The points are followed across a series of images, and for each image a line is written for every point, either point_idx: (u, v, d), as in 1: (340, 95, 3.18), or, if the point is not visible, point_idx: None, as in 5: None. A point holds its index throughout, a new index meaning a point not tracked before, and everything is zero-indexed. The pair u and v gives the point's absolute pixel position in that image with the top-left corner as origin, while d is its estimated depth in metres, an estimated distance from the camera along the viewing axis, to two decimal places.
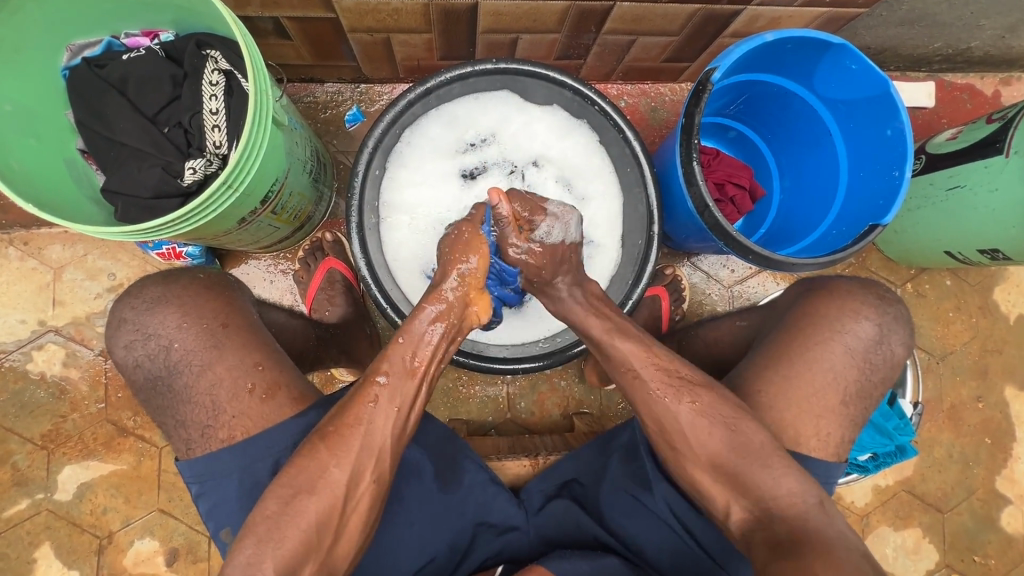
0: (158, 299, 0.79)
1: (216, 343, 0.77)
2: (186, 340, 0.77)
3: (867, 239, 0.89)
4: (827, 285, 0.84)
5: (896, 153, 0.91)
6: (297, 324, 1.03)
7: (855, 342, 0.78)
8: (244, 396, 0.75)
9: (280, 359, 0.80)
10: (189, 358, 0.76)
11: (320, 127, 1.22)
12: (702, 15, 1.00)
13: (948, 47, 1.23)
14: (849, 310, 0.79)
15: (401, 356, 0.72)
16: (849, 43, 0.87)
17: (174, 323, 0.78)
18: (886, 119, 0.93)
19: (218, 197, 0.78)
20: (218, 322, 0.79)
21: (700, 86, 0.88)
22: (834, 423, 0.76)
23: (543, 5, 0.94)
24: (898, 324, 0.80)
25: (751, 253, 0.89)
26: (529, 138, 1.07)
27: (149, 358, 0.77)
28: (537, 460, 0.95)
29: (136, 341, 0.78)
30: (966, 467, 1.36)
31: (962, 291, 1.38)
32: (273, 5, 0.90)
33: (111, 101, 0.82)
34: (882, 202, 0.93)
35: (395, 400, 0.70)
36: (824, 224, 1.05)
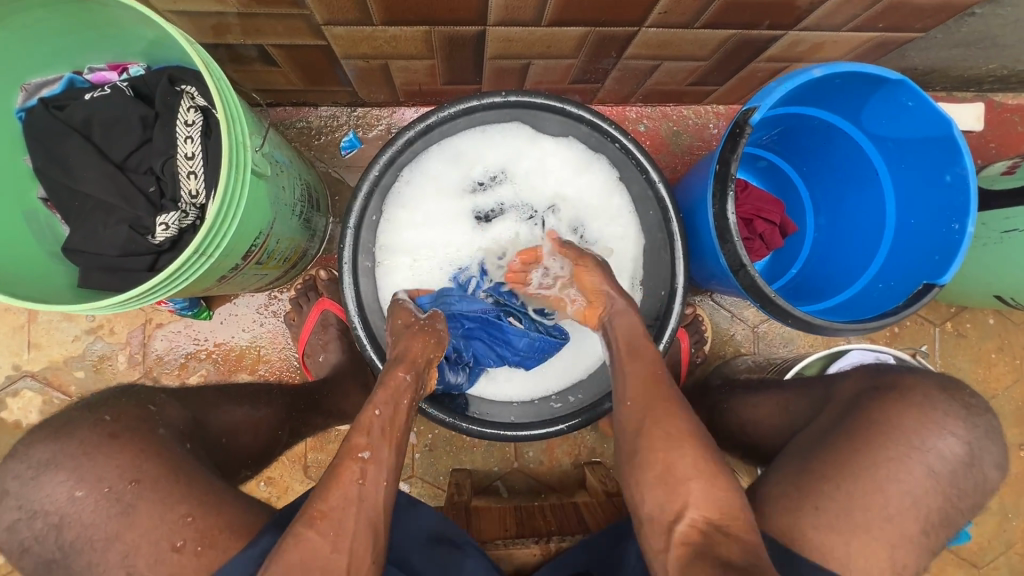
0: (48, 461, 0.65)
1: (124, 508, 0.63)
2: (82, 511, 0.63)
3: (922, 301, 0.79)
4: (899, 384, 0.72)
5: (957, 203, 0.81)
6: (259, 414, 0.88)
7: (940, 465, 0.66)
8: (166, 561, 0.61)
9: (212, 500, 0.66)
10: (89, 534, 0.63)
11: (313, 155, 1.13)
12: (736, 40, 0.89)
13: (1004, 68, 1.12)
14: (932, 421, 0.68)
15: (380, 425, 0.67)
16: (909, 79, 0.76)
17: (66, 493, 0.64)
18: (946, 163, 0.82)
19: (193, 264, 0.69)
20: (125, 480, 0.64)
21: (736, 127, 0.78)
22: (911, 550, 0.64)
23: (558, 31, 0.84)
24: (989, 441, 0.70)
25: (792, 317, 0.79)
26: (543, 175, 0.96)
27: (38, 538, 0.64)
28: (548, 546, 0.84)
29: (20, 520, 0.65)
30: (1005, 519, 1.27)
31: (1007, 330, 1.27)
32: (256, 32, 0.80)
33: (73, 147, 0.73)
34: (938, 258, 0.82)
35: (382, 475, 0.65)
36: (867, 274, 0.95)
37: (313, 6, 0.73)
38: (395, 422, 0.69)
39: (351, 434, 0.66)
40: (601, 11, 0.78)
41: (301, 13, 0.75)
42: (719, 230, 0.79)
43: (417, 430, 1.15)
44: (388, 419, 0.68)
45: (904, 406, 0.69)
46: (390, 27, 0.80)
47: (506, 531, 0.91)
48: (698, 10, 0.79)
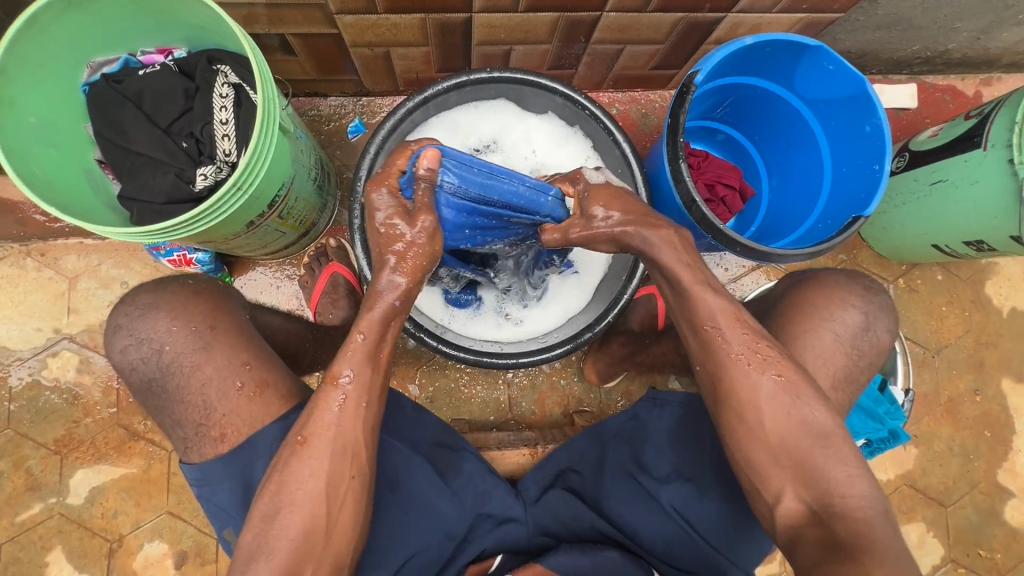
0: (150, 305, 0.85)
1: (205, 344, 0.83)
2: (176, 342, 0.83)
3: (851, 230, 0.93)
4: (816, 277, 0.91)
5: (875, 148, 0.96)
6: (292, 325, 1.07)
7: (843, 329, 0.85)
8: (232, 395, 0.81)
9: (266, 360, 0.86)
10: (179, 360, 0.82)
11: (323, 139, 1.27)
12: (685, 23, 1.05)
13: (927, 49, 1.28)
14: (838, 300, 0.87)
15: (359, 351, 0.72)
16: (825, 45, 0.92)
17: (164, 328, 0.84)
18: (864, 115, 0.97)
19: (229, 198, 0.82)
20: (206, 324, 0.85)
21: (683, 88, 0.93)
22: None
23: (533, 17, 1.00)
24: (883, 311, 0.87)
25: (739, 245, 0.93)
26: (529, 146, 1.12)
27: (142, 361, 0.83)
28: (536, 449, 1.05)
29: (130, 345, 0.84)
30: (967, 461, 1.37)
31: (955, 285, 1.40)
32: (280, 22, 0.96)
33: (128, 114, 0.87)
34: (864, 195, 0.97)
35: (363, 394, 0.73)
36: (811, 219, 1.09)
37: None
38: (378, 347, 0.73)
39: (335, 361, 0.72)
40: None
41: (318, 3, 0.91)
42: (674, 173, 0.94)
43: (419, 383, 1.26)
44: (370, 350, 0.73)
45: (816, 287, 0.89)
46: (392, 15, 0.96)
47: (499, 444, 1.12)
48: None
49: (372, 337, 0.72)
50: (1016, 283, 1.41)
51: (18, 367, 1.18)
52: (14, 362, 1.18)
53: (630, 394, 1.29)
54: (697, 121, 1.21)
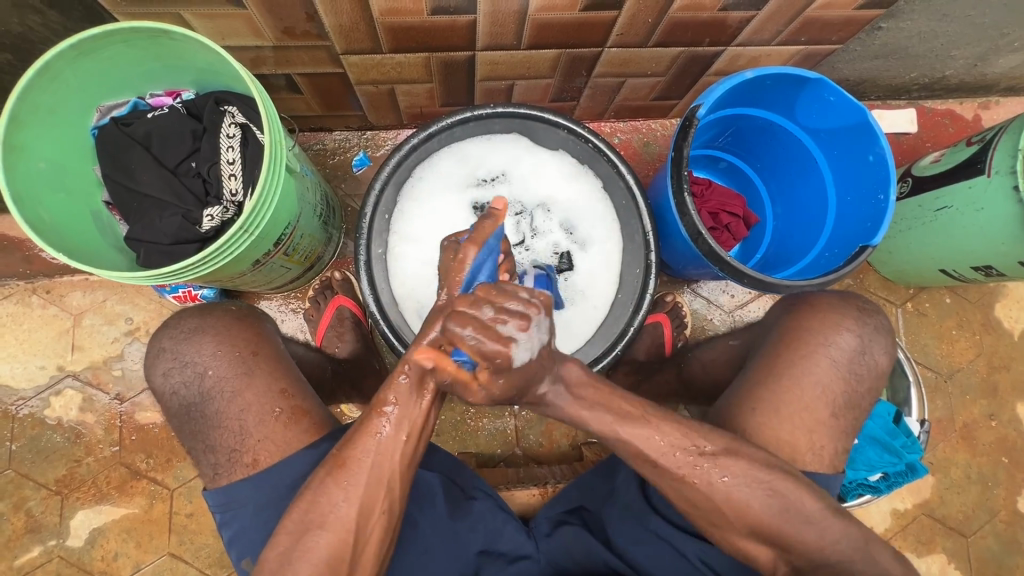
0: (195, 329, 0.85)
1: (247, 369, 0.83)
2: (219, 366, 0.82)
3: (859, 260, 0.92)
4: (812, 300, 0.90)
5: (880, 178, 0.96)
6: (314, 357, 1.09)
7: (840, 354, 0.83)
8: (268, 422, 0.80)
9: (301, 386, 0.85)
10: (222, 384, 0.81)
11: (328, 173, 1.28)
12: (685, 56, 1.06)
13: (925, 76, 1.29)
14: (831, 324, 0.85)
15: (406, 388, 0.70)
16: (826, 77, 0.93)
17: (208, 352, 0.83)
18: (867, 145, 0.97)
19: (235, 240, 0.82)
20: (248, 349, 0.84)
21: (687, 121, 0.94)
22: (828, 440, 0.81)
23: (535, 53, 1.01)
24: (877, 334, 0.86)
25: (746, 276, 0.92)
26: (537, 179, 1.12)
27: (184, 385, 0.82)
28: (546, 488, 1.03)
29: (173, 368, 0.83)
30: (986, 488, 1.34)
31: (963, 308, 1.39)
32: (286, 63, 0.97)
33: (137, 156, 0.88)
34: (870, 224, 0.97)
35: (403, 427, 0.71)
36: (817, 248, 1.10)
37: (334, 38, 0.91)
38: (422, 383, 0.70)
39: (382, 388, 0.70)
40: (568, 34, 0.96)
41: (324, 45, 0.93)
42: (678, 205, 0.94)
43: None
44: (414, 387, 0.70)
45: (812, 311, 0.87)
46: (397, 54, 0.97)
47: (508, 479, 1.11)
48: (648, 31, 0.96)
49: (417, 375, 0.69)
50: None
51: (21, 406, 1.17)
52: (17, 401, 1.17)
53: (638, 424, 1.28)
54: (700, 149, 1.23)
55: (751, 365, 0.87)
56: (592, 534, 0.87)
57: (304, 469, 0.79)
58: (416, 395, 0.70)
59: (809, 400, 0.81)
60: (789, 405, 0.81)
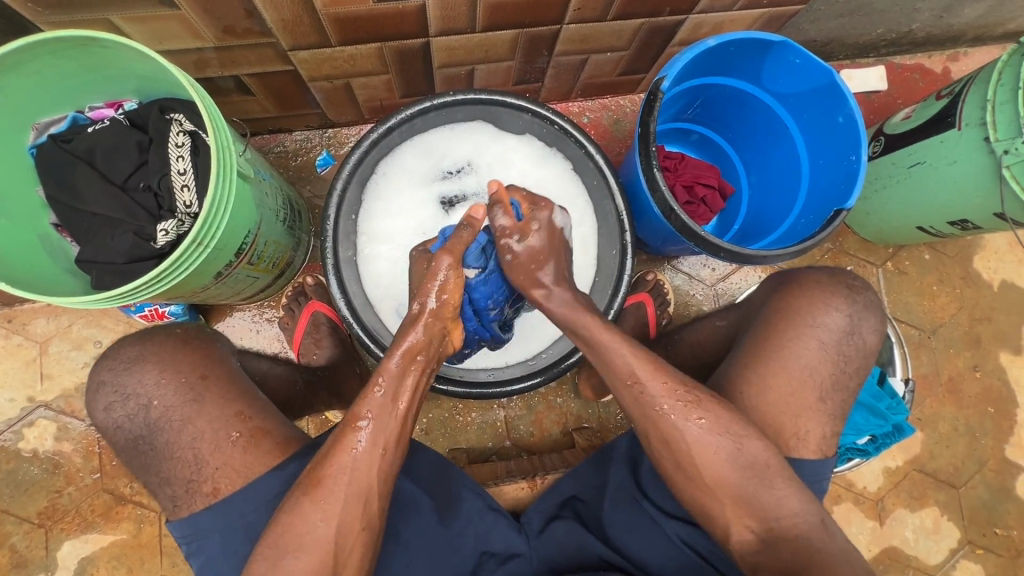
0: (136, 357, 0.81)
1: (196, 395, 0.79)
2: (164, 396, 0.79)
3: (834, 224, 0.91)
4: (799, 279, 0.88)
5: (850, 139, 0.95)
6: (281, 370, 1.07)
7: (827, 335, 0.82)
8: (225, 447, 0.78)
9: (262, 407, 0.83)
10: (168, 415, 0.78)
11: (292, 175, 1.24)
12: (647, 28, 1.03)
13: (891, 31, 1.27)
14: (819, 304, 0.84)
15: (378, 402, 0.72)
16: (789, 39, 0.91)
17: (152, 381, 0.80)
18: (836, 106, 0.96)
19: (190, 254, 0.78)
20: (196, 374, 0.81)
21: (651, 95, 0.91)
22: (815, 420, 0.80)
23: (491, 36, 0.98)
24: (867, 312, 0.85)
25: (722, 250, 0.91)
26: (505, 167, 1.09)
27: (129, 418, 0.79)
28: (534, 481, 1.02)
29: (115, 402, 0.80)
30: (974, 439, 1.35)
31: (943, 264, 1.39)
32: (232, 63, 0.93)
33: (80, 174, 0.84)
34: (844, 187, 0.96)
35: (378, 440, 0.72)
36: (792, 215, 1.08)
37: (278, 34, 0.87)
38: (398, 394, 0.73)
39: (356, 403, 0.72)
40: (523, 13, 0.92)
41: (269, 42, 0.88)
42: (648, 181, 0.92)
43: None
44: (389, 398, 0.72)
45: (800, 289, 0.86)
46: (347, 46, 0.93)
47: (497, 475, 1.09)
48: (606, 3, 0.93)
49: (393, 382, 0.73)
50: (1004, 256, 1.40)
51: None
52: None
53: None
54: (669, 123, 1.20)
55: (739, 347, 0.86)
56: (585, 528, 0.86)
57: (285, 484, 0.77)
58: (403, 370, 0.74)
59: (796, 379, 0.80)
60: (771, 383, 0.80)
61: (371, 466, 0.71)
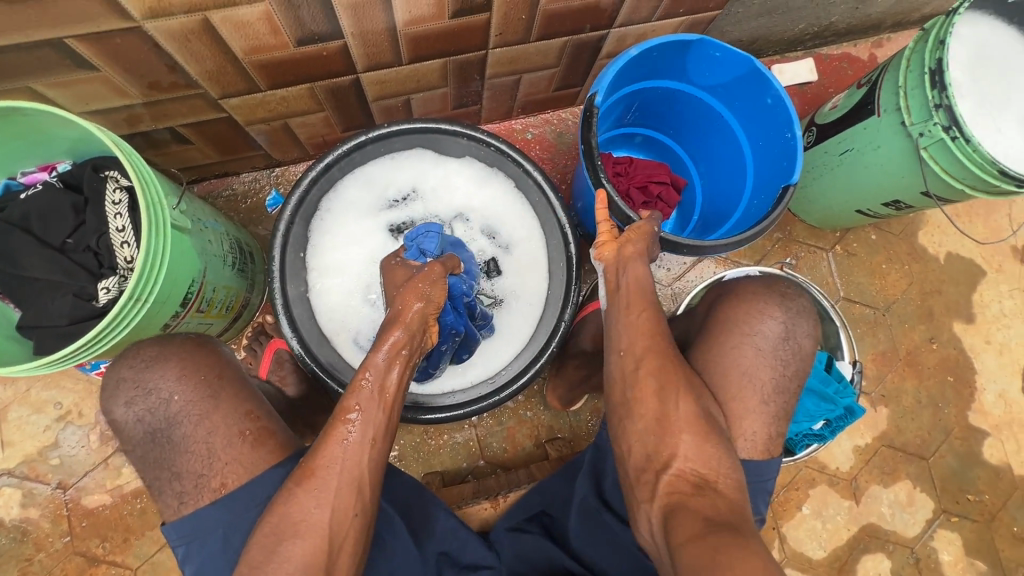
0: (156, 355, 0.80)
1: (214, 394, 0.80)
2: (185, 393, 0.79)
3: (784, 201, 0.93)
4: (735, 290, 0.89)
5: (782, 119, 0.97)
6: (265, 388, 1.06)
7: (764, 342, 0.83)
8: (237, 444, 0.79)
9: (267, 409, 0.84)
10: (189, 411, 0.79)
11: (243, 217, 1.25)
12: (572, 45, 1.06)
13: (812, 26, 1.33)
14: (755, 312, 0.85)
15: (367, 392, 0.74)
16: (706, 36, 0.94)
17: (174, 378, 0.79)
18: (763, 90, 0.99)
19: (128, 311, 0.78)
20: (213, 374, 0.82)
21: (588, 111, 0.93)
22: (758, 422, 0.81)
23: (419, 66, 1.00)
24: (801, 317, 0.86)
25: (678, 244, 0.94)
26: (449, 190, 1.11)
27: (148, 413, 0.79)
28: (498, 500, 1.00)
29: (134, 397, 0.79)
30: (937, 409, 1.39)
31: (890, 242, 1.43)
32: (165, 116, 0.94)
33: (16, 240, 0.84)
34: (785, 164, 0.98)
35: (368, 432, 0.73)
36: (745, 198, 1.10)
37: (205, 85, 0.88)
38: (387, 384, 0.76)
39: (343, 397, 0.74)
40: (447, 43, 0.95)
41: (198, 93, 0.90)
42: (593, 187, 0.94)
43: None
44: (376, 390, 0.74)
45: (734, 300, 0.88)
46: (277, 90, 0.95)
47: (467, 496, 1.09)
48: (526, 27, 0.96)
49: (379, 375, 0.75)
50: (946, 229, 1.44)
51: None
52: None
53: (599, 411, 1.29)
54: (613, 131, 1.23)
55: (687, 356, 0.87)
56: (551, 542, 0.89)
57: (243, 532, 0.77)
58: (388, 364, 0.76)
59: (732, 381, 0.82)
60: (711, 380, 0.83)
61: (360, 458, 0.72)
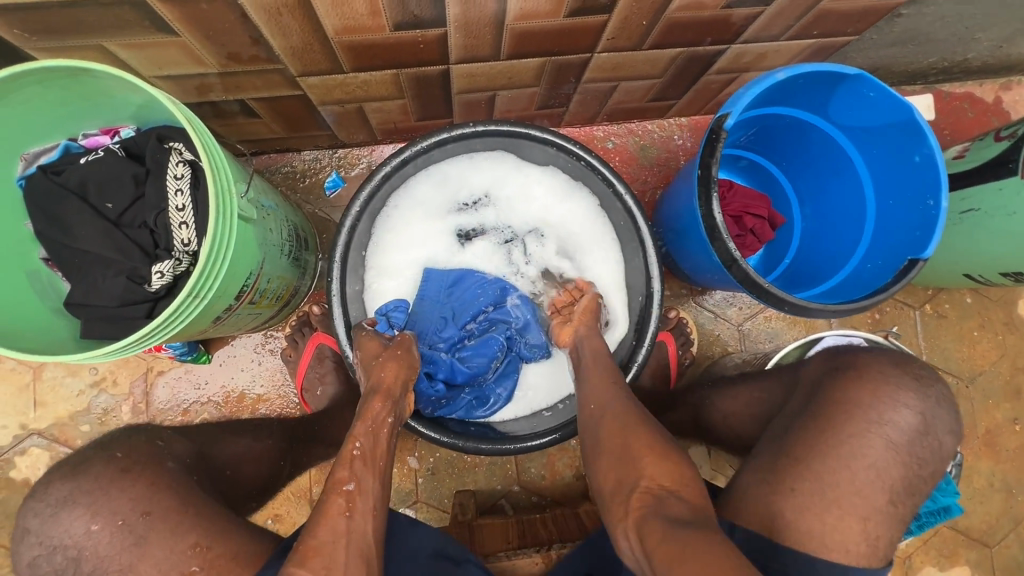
0: (64, 500, 0.66)
1: (138, 539, 0.64)
2: (99, 544, 0.64)
3: (908, 277, 0.84)
4: (855, 365, 0.79)
5: (929, 182, 0.86)
6: (259, 446, 0.93)
7: (897, 434, 0.73)
8: None
9: (220, 530, 0.68)
10: (107, 564, 0.64)
11: (300, 197, 1.18)
12: (684, 57, 0.95)
13: (944, 60, 1.18)
14: (887, 398, 0.74)
15: (361, 462, 0.71)
16: (867, 73, 0.82)
17: (81, 529, 0.64)
18: (914, 145, 0.87)
19: (185, 306, 0.72)
20: (137, 512, 0.65)
21: (711, 134, 0.84)
22: (886, 523, 0.70)
23: (516, 63, 0.90)
24: (940, 408, 0.75)
25: (787, 304, 0.84)
26: (527, 200, 1.01)
27: (58, 573, 0.65)
28: (549, 554, 0.93)
29: (39, 556, 0.65)
30: (1010, 495, 1.28)
31: (985, 308, 1.30)
32: (237, 88, 0.86)
33: (71, 208, 0.78)
34: (918, 233, 0.87)
35: (367, 503, 0.69)
36: (857, 257, 1.00)
37: (287, 61, 0.80)
38: (375, 450, 0.74)
39: (334, 469, 0.69)
40: (553, 42, 0.85)
41: (277, 68, 0.82)
42: (708, 231, 0.84)
43: (418, 455, 1.17)
44: (369, 451, 0.73)
45: (857, 379, 0.76)
46: (360, 73, 0.86)
47: (509, 542, 1.00)
48: (643, 33, 0.85)
49: (368, 440, 0.74)
50: None
51: None
52: None
53: None
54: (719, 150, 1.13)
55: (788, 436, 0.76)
56: None
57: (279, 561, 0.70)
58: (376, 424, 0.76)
59: None
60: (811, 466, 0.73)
61: (364, 528, 0.67)
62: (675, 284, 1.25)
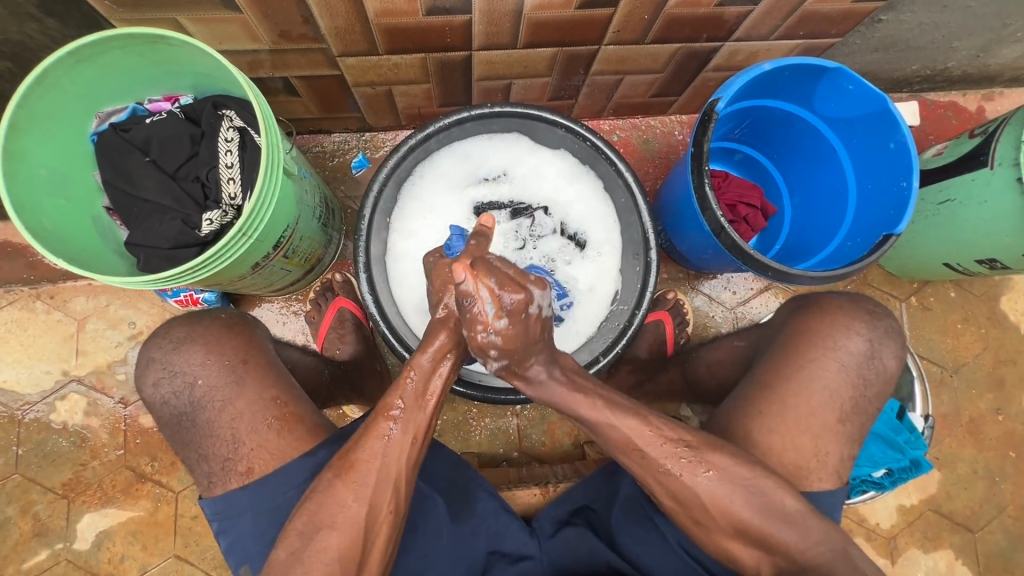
0: (183, 338, 0.83)
1: (237, 377, 0.81)
2: (209, 375, 0.81)
3: (882, 249, 0.91)
4: (818, 301, 0.89)
5: (902, 165, 0.95)
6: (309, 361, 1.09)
7: (848, 357, 0.83)
8: (261, 430, 0.79)
9: (293, 394, 0.84)
10: (212, 394, 0.80)
11: (327, 175, 1.29)
12: (683, 52, 1.06)
13: (927, 68, 1.28)
14: (841, 326, 0.85)
15: (410, 390, 0.72)
16: (845, 67, 0.92)
17: (198, 361, 0.81)
18: (888, 133, 0.96)
19: (233, 244, 0.81)
20: (238, 357, 0.83)
21: (705, 116, 0.93)
22: (834, 440, 0.81)
23: (530, 52, 1.01)
24: (888, 336, 0.85)
25: (768, 268, 0.92)
26: (539, 179, 1.12)
27: (174, 395, 0.81)
28: (546, 488, 1.05)
29: (162, 378, 0.81)
30: (993, 483, 1.32)
31: (969, 302, 1.37)
32: (284, 65, 0.98)
33: (135, 161, 0.88)
34: (892, 213, 0.96)
35: (410, 427, 0.72)
36: (838, 237, 1.09)
37: (330, 41, 0.91)
38: (428, 389, 0.72)
39: (387, 393, 0.72)
40: (565, 33, 0.95)
41: (320, 47, 0.93)
42: (699, 200, 0.94)
43: None
44: (420, 389, 0.72)
45: (818, 315, 0.87)
46: (393, 55, 0.97)
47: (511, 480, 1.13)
48: (645, 27, 0.96)
49: (423, 377, 0.72)
50: None
51: (26, 411, 1.18)
52: (23, 406, 1.18)
53: None
54: (716, 142, 1.22)
55: (757, 367, 0.87)
56: (594, 533, 0.88)
57: (302, 475, 0.78)
58: (434, 363, 0.72)
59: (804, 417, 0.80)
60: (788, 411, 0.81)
61: (400, 453, 0.71)
62: (673, 268, 1.33)
